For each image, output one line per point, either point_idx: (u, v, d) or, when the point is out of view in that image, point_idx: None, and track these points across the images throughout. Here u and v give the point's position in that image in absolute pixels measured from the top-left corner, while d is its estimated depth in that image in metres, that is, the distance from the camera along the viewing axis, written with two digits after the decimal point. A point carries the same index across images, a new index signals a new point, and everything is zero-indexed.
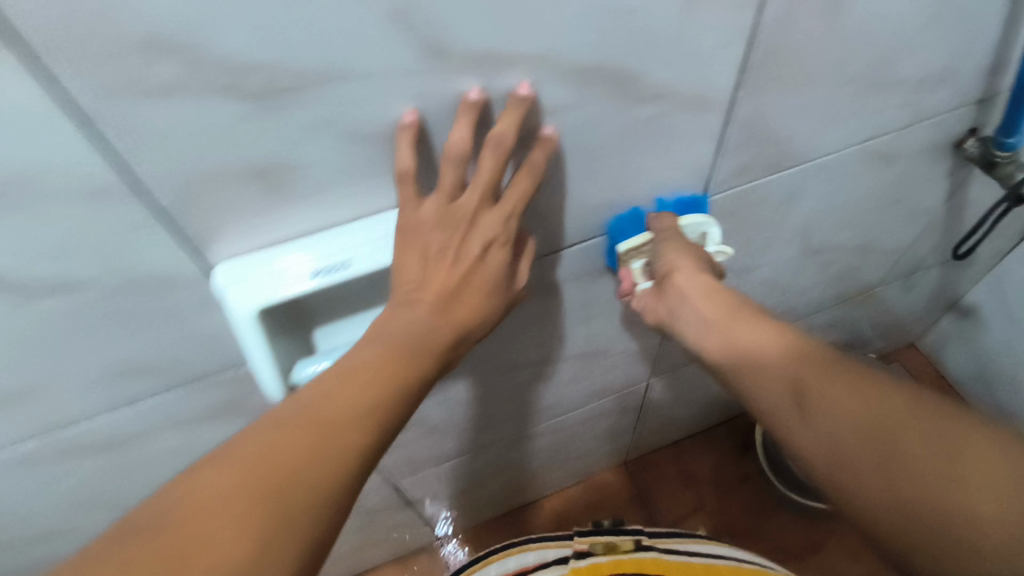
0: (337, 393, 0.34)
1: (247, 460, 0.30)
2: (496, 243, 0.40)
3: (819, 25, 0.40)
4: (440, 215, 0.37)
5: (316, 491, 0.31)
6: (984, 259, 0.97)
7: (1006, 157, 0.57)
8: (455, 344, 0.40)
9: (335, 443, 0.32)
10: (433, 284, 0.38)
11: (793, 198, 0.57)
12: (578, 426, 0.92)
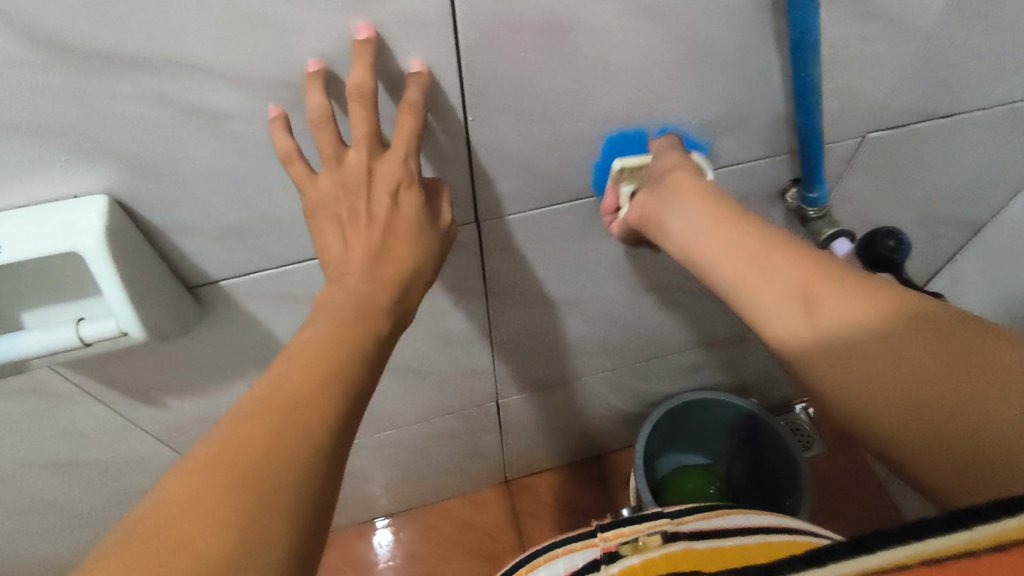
0: (269, 386, 0.33)
1: (207, 462, 0.29)
2: (402, 187, 0.39)
3: (540, 56, 0.38)
4: (338, 183, 0.39)
5: (288, 459, 0.30)
6: None
7: (818, 215, 0.54)
8: (396, 303, 0.40)
9: (292, 420, 0.31)
10: (356, 247, 0.40)
11: (593, 232, 0.56)
12: (457, 433, 0.89)
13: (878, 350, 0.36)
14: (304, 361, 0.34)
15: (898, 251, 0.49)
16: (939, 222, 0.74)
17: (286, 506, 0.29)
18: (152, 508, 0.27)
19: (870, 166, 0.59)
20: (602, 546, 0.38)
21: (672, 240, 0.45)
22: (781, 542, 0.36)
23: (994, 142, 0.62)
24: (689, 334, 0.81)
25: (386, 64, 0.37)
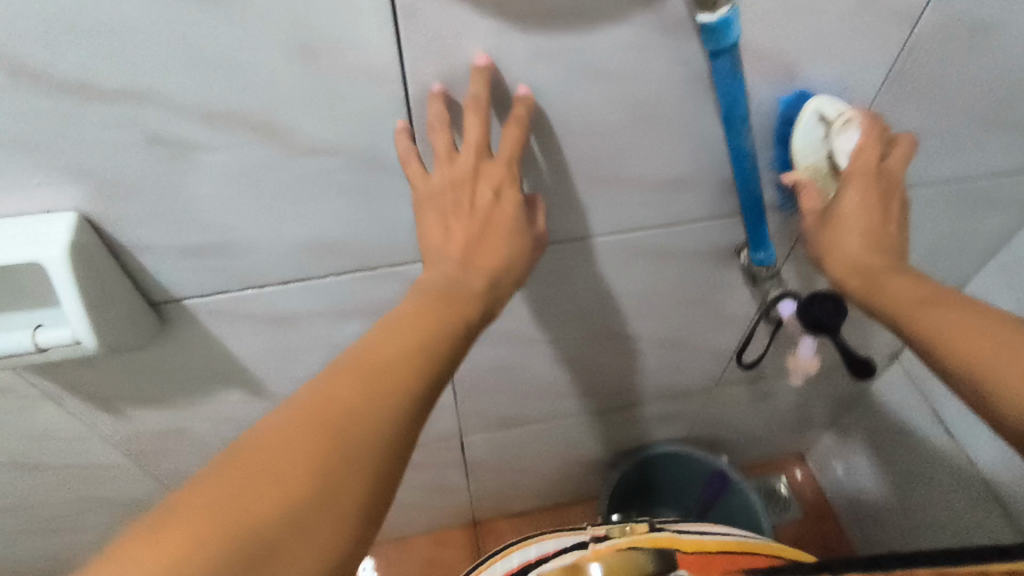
0: (367, 350, 0.38)
1: (305, 405, 0.35)
2: (505, 185, 0.43)
3: (488, 108, 0.41)
4: (449, 180, 0.42)
5: (371, 419, 0.35)
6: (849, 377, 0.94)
7: (768, 275, 0.56)
8: (484, 292, 0.44)
9: (380, 386, 0.36)
10: (455, 237, 0.44)
11: (549, 276, 0.58)
12: (424, 467, 0.90)
13: (998, 329, 0.42)
14: (394, 328, 0.40)
15: (835, 312, 0.51)
16: None
17: (362, 458, 0.33)
18: (264, 431, 0.33)
19: None
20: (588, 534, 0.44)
21: (840, 255, 0.48)
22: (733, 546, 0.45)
23: (950, 216, 0.64)
24: (656, 385, 0.82)
25: (499, 89, 0.41)
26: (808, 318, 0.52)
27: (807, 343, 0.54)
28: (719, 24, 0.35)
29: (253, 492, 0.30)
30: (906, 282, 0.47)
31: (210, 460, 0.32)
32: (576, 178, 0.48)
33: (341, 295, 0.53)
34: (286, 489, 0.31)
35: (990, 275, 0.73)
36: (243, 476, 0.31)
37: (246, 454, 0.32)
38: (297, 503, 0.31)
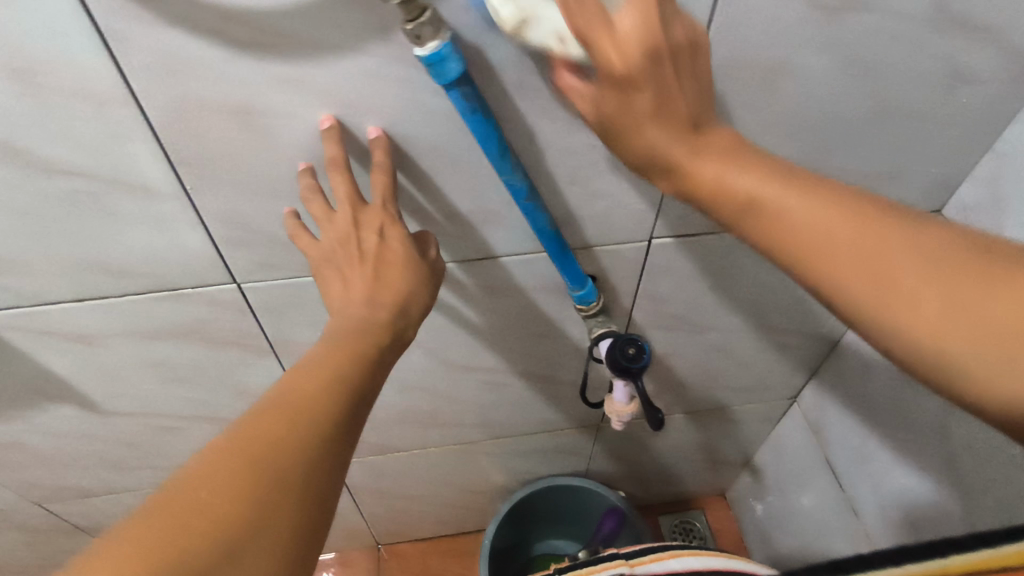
0: (290, 383, 0.36)
1: (223, 446, 0.31)
2: (388, 225, 0.42)
3: (243, 136, 0.40)
4: (335, 236, 0.42)
5: (292, 443, 0.32)
6: (750, 419, 0.91)
7: (592, 310, 0.54)
8: (394, 323, 0.42)
9: (297, 418, 0.34)
10: (356, 283, 0.42)
11: None
12: None
13: (915, 255, 0.31)
14: (315, 360, 0.38)
15: (637, 359, 0.50)
16: (782, 334, 0.72)
17: (288, 484, 0.31)
18: (183, 473, 0.30)
19: (668, 268, 0.59)
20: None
21: None
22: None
23: None
24: (532, 417, 0.80)
25: (359, 149, 0.43)
26: (614, 367, 0.50)
27: (621, 390, 0.54)
28: (434, 59, 0.34)
29: (176, 535, 0.27)
30: (790, 216, 0.33)
31: (125, 517, 0.29)
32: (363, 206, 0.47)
33: (144, 316, 0.52)
34: (210, 523, 0.28)
35: None
36: (165, 526, 0.28)
37: (171, 505, 0.28)
38: (224, 536, 0.28)
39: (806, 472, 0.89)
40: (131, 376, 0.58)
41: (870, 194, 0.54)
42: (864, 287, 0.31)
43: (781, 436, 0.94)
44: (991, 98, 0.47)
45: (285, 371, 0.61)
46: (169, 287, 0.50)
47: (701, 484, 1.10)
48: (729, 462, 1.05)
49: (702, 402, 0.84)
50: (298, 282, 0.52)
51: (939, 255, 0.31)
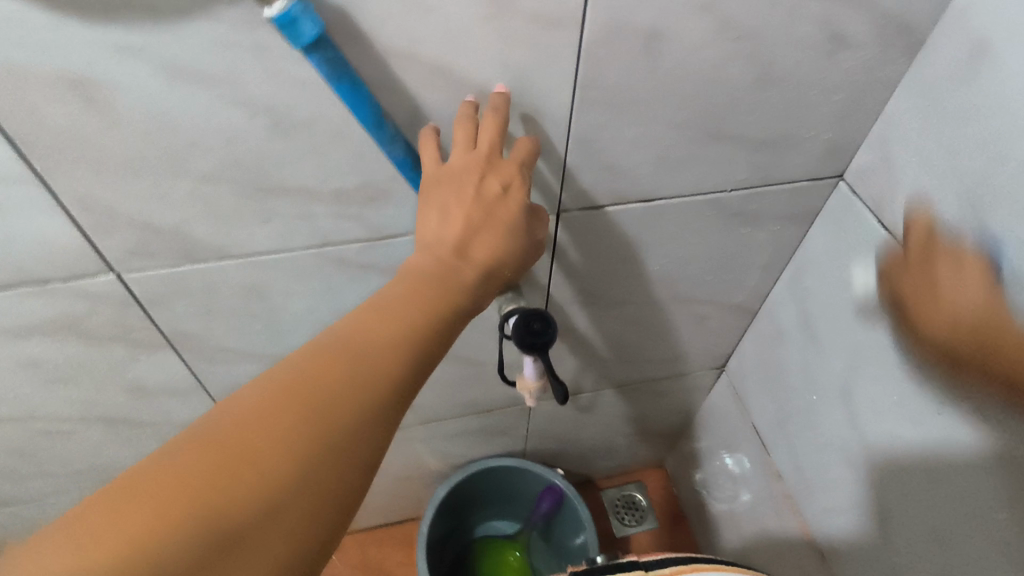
0: (360, 337, 0.35)
1: (274, 398, 0.32)
2: (515, 185, 0.42)
3: (93, 111, 0.38)
4: (456, 170, 0.41)
5: (343, 417, 0.33)
6: (678, 391, 0.93)
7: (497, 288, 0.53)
8: (474, 288, 0.40)
9: (353, 389, 0.34)
10: (454, 220, 0.40)
11: (268, 290, 0.54)
12: None
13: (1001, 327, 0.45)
14: (384, 318, 0.37)
15: (542, 335, 0.49)
16: (698, 305, 0.73)
17: (329, 467, 0.32)
18: (236, 416, 0.32)
19: (576, 243, 0.59)
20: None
21: None
22: None
23: (714, 231, 0.62)
24: (458, 400, 0.79)
25: (304, 156, 0.44)
26: (520, 342, 0.50)
27: (531, 367, 0.56)
28: (285, 20, 0.33)
29: (215, 486, 0.29)
30: None
31: (171, 445, 0.31)
32: (241, 187, 0.45)
33: (12, 312, 0.48)
34: (253, 481, 0.30)
35: (781, 290, 0.72)
36: (196, 468, 0.30)
37: (205, 447, 0.31)
38: (265, 498, 0.30)
39: (733, 437, 0.91)
40: (9, 377, 0.54)
41: (767, 161, 0.55)
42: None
43: (708, 406, 0.96)
44: (869, 63, 0.48)
45: (182, 363, 0.59)
46: (34, 279, 0.46)
47: (638, 455, 1.13)
48: (663, 434, 1.07)
49: (628, 377, 0.85)
50: (185, 267, 0.49)
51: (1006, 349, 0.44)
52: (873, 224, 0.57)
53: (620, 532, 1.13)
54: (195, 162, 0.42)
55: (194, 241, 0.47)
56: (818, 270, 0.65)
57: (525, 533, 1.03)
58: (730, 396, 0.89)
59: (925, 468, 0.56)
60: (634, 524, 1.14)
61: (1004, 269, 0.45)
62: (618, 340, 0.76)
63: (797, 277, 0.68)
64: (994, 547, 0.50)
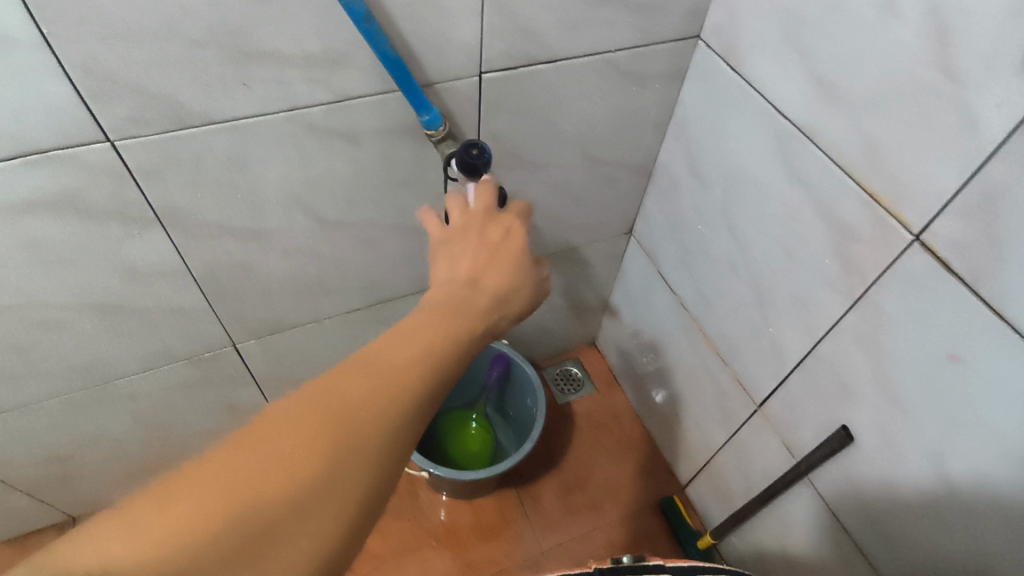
0: (386, 354, 0.43)
1: (310, 398, 0.40)
2: (512, 230, 0.57)
3: None
4: (462, 226, 0.57)
5: (368, 439, 0.40)
6: (598, 259, 1.08)
7: (440, 135, 0.65)
8: (490, 310, 0.52)
9: (379, 392, 0.41)
10: (465, 261, 0.54)
11: (245, 159, 0.62)
12: (200, 390, 0.91)
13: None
14: (405, 334, 0.45)
15: (480, 159, 0.61)
16: (606, 167, 0.88)
17: (356, 464, 0.39)
18: (273, 420, 0.39)
19: (500, 104, 0.71)
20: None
21: None
22: None
23: (611, 91, 0.76)
24: (412, 276, 0.89)
25: (276, 21, 0.53)
26: (462, 165, 0.61)
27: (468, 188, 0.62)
28: None
29: (261, 473, 0.37)
30: None
31: (222, 441, 0.39)
32: (222, 53, 0.53)
33: (18, 185, 0.55)
34: (285, 476, 0.37)
35: (669, 147, 0.88)
36: (241, 461, 0.37)
37: (247, 446, 0.38)
38: (293, 490, 0.37)
39: (646, 291, 1.08)
40: (10, 258, 0.60)
41: (644, 22, 0.69)
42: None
43: (625, 272, 1.12)
44: None
45: (169, 240, 0.66)
46: (39, 148, 0.53)
47: (571, 333, 1.28)
48: (591, 308, 1.23)
49: (556, 245, 0.99)
50: (174, 136, 0.57)
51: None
52: (727, 68, 0.72)
53: (563, 400, 1.27)
54: (182, 27, 0.50)
55: (181, 108, 0.55)
56: (693, 119, 0.81)
57: (484, 414, 1.18)
58: (640, 256, 1.05)
59: (781, 253, 0.73)
60: (574, 391, 1.29)
61: (815, 74, 0.61)
62: (545, 206, 0.89)
63: (680, 131, 0.84)
64: (831, 294, 0.68)
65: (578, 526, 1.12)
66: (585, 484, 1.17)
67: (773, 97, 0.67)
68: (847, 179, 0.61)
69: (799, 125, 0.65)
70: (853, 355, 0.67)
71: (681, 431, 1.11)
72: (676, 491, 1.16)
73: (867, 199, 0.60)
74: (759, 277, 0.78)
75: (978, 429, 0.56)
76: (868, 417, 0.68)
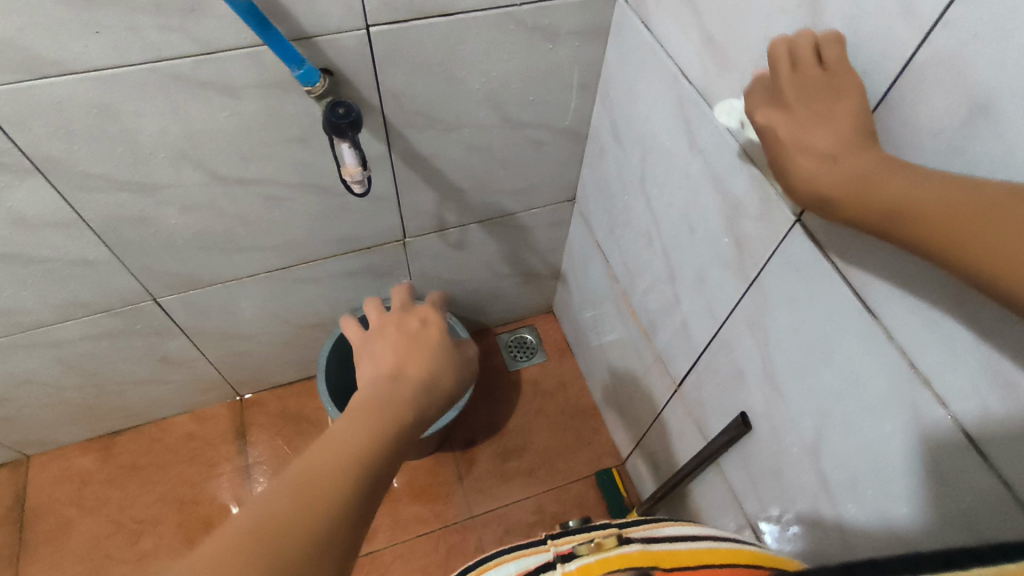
0: (316, 461, 0.41)
1: (240, 533, 0.37)
2: (430, 320, 0.60)
3: None
4: (383, 321, 0.59)
5: (303, 565, 0.37)
6: (539, 225, 1.05)
7: (319, 91, 0.64)
8: (420, 395, 0.51)
9: (314, 506, 0.39)
10: (387, 352, 0.54)
11: (115, 110, 0.61)
12: (125, 341, 0.92)
13: (933, 194, 0.34)
14: (331, 442, 0.43)
15: (348, 118, 0.62)
16: (529, 128, 0.84)
17: None
18: (201, 563, 0.35)
19: (393, 59, 0.68)
20: (554, 551, 0.35)
21: None
22: (717, 550, 0.34)
23: (520, 48, 0.72)
24: (329, 235, 0.88)
25: None
26: (331, 128, 0.62)
27: (348, 154, 0.65)
28: None
29: None
30: (913, 202, 0.34)
31: None
32: None
33: None
34: None
35: (598, 110, 0.83)
36: None
37: None
38: None
39: (587, 260, 1.05)
40: None
41: None
42: (915, 228, 0.34)
43: (571, 240, 1.09)
44: None
45: (52, 189, 0.66)
46: None
47: (525, 301, 1.26)
48: (542, 275, 1.20)
49: (489, 210, 0.96)
50: (27, 83, 0.56)
51: (962, 184, 0.34)
52: (637, 25, 0.67)
53: (512, 367, 1.26)
54: None
55: (31, 54, 0.54)
56: (615, 81, 0.76)
57: None
58: (582, 225, 1.02)
59: (686, 228, 0.69)
60: (525, 359, 1.27)
61: (708, 31, 0.56)
62: (467, 168, 0.86)
63: (605, 93, 0.80)
64: (728, 273, 0.64)
65: (512, 491, 1.12)
66: (522, 451, 1.17)
67: (676, 57, 0.62)
68: (739, 150, 0.56)
69: (698, 88, 0.60)
70: (747, 340, 0.64)
71: (620, 405, 1.09)
72: (615, 464, 1.16)
73: (758, 176, 0.55)
74: (673, 252, 0.74)
75: (845, 422, 0.53)
76: (759, 403, 0.65)
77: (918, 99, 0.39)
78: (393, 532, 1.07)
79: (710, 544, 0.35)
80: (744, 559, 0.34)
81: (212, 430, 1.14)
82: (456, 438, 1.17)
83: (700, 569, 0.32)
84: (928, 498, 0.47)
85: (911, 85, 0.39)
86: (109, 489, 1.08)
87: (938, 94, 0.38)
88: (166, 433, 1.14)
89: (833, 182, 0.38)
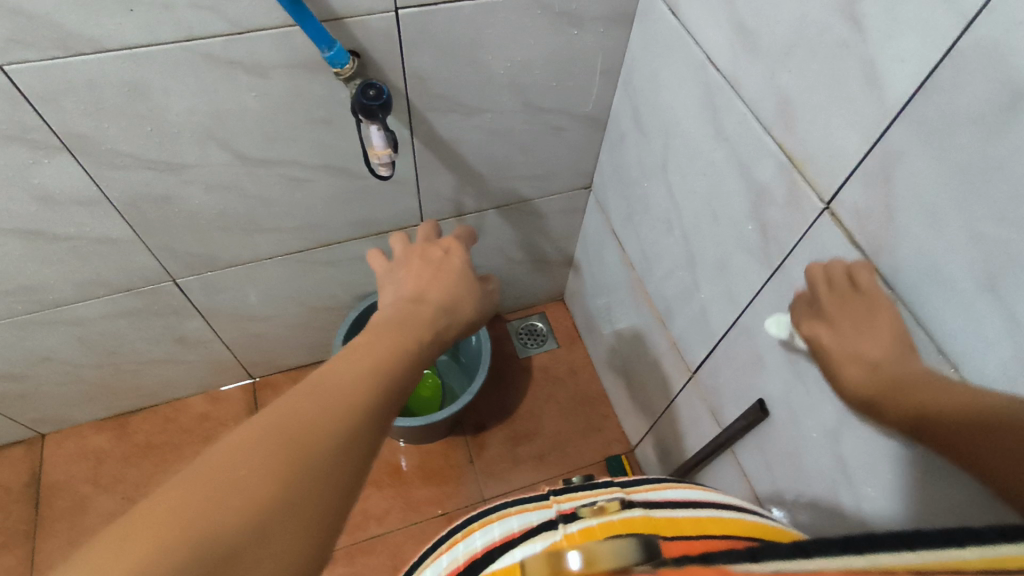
0: (335, 366, 0.41)
1: (261, 424, 0.36)
2: (453, 249, 0.63)
3: None
4: (407, 254, 0.63)
5: (330, 451, 0.36)
6: (555, 212, 1.05)
7: (348, 74, 0.64)
8: (440, 315, 0.53)
9: (334, 399, 0.38)
10: (410, 281, 0.58)
11: (145, 89, 0.61)
12: (146, 320, 0.93)
13: (950, 408, 0.43)
14: (350, 353, 0.43)
15: (378, 100, 0.62)
16: (550, 114, 0.84)
17: (320, 475, 0.35)
18: (224, 448, 0.34)
19: (420, 42, 0.68)
20: (557, 508, 0.36)
21: None
22: (718, 519, 0.36)
23: (547, 33, 0.72)
24: (349, 218, 0.88)
25: None
26: (360, 109, 0.62)
27: (377, 136, 0.65)
28: None
29: (213, 504, 0.31)
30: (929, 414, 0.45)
31: (166, 483, 0.32)
32: None
33: None
34: (241, 503, 0.31)
35: (619, 96, 0.83)
36: (199, 494, 0.31)
37: (200, 478, 0.32)
38: (252, 513, 0.31)
39: (601, 247, 1.05)
40: None
41: None
42: (939, 431, 0.44)
43: (585, 228, 1.09)
44: None
45: (81, 166, 0.66)
46: None
47: (536, 287, 1.27)
48: (555, 262, 1.21)
49: (507, 196, 0.96)
50: (62, 60, 0.56)
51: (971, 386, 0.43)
52: (664, 10, 0.67)
53: (523, 353, 1.27)
54: None
55: (68, 30, 0.54)
56: (639, 67, 0.76)
57: (439, 360, 1.20)
58: (597, 212, 1.02)
59: (708, 214, 0.70)
60: (535, 346, 1.28)
61: (739, 17, 0.56)
62: (487, 153, 0.86)
63: (627, 79, 0.80)
64: (750, 260, 0.65)
65: (522, 475, 1.14)
66: (532, 436, 1.18)
67: (704, 43, 0.62)
68: (767, 137, 0.57)
69: (726, 75, 0.60)
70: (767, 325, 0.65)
71: (630, 391, 1.11)
72: (623, 450, 1.17)
73: (785, 162, 0.56)
74: (692, 238, 0.75)
75: None
76: (777, 388, 0.66)
77: (957, 85, 0.39)
78: (404, 513, 1.09)
79: (711, 514, 0.36)
80: (746, 528, 0.36)
81: (225, 410, 1.15)
82: (467, 422, 1.18)
83: (698, 540, 0.32)
84: (946, 480, 0.48)
85: (950, 70, 0.40)
86: (124, 466, 1.09)
87: (978, 79, 0.38)
88: (181, 413, 1.15)
89: (870, 382, 0.50)
